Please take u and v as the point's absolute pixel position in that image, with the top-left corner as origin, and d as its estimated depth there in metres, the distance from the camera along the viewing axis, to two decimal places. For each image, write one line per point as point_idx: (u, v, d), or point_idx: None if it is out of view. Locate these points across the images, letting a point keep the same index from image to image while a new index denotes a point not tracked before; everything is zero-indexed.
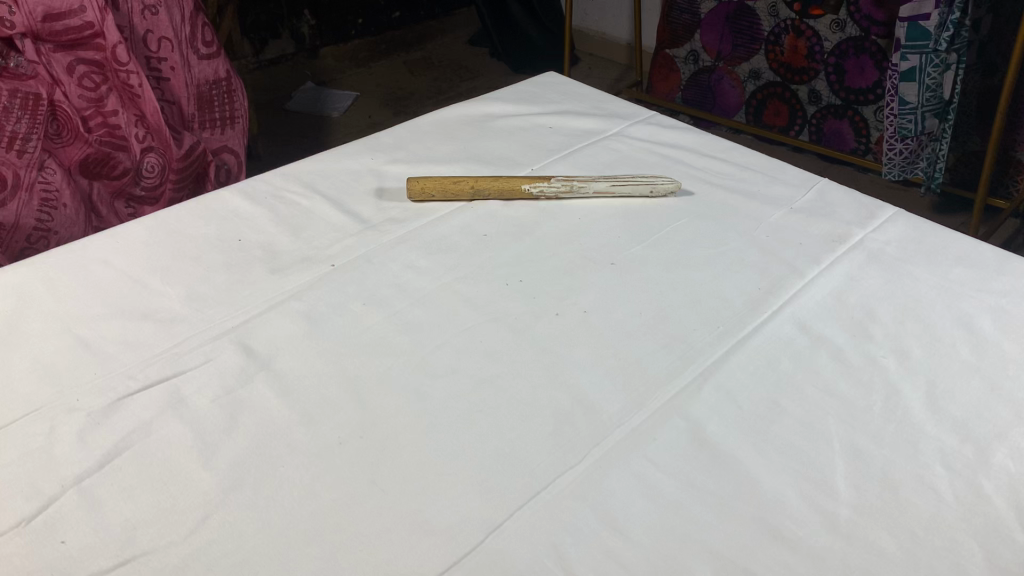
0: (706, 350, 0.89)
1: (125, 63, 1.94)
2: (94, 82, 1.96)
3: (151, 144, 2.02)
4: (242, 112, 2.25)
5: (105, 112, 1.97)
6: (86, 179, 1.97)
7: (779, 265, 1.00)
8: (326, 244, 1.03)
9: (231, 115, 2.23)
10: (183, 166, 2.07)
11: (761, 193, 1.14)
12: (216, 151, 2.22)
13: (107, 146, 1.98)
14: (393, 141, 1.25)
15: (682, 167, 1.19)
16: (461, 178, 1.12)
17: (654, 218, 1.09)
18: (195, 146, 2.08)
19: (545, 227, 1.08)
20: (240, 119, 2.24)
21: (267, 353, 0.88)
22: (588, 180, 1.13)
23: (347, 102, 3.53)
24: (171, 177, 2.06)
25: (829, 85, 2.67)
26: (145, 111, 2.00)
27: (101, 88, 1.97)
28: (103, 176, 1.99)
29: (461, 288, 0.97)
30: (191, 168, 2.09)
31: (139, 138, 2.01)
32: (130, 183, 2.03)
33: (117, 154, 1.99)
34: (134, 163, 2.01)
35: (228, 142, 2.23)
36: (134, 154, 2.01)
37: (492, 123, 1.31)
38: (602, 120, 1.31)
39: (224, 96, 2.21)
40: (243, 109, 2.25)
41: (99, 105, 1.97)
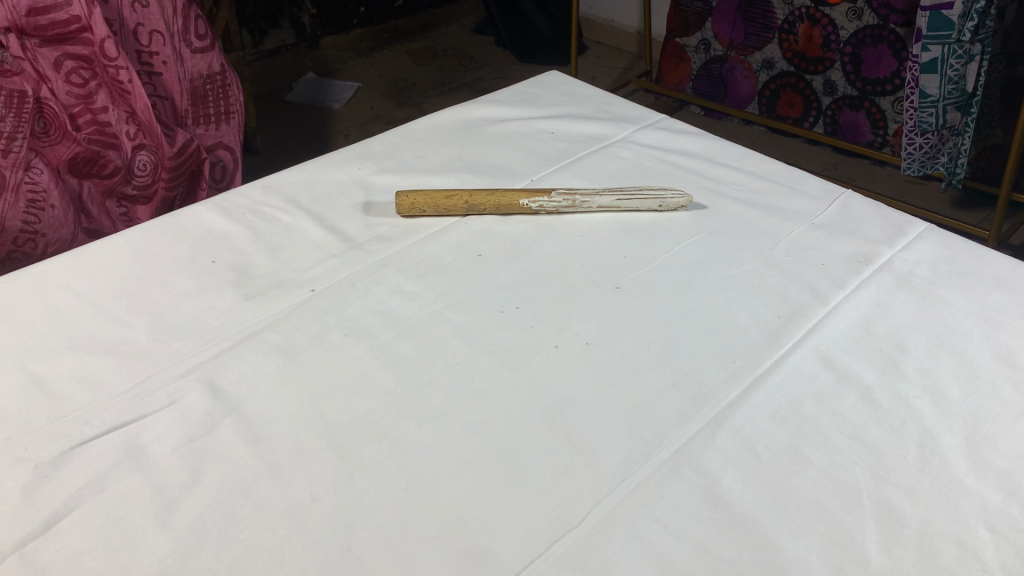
0: (720, 389, 0.80)
1: (114, 59, 1.86)
2: (82, 77, 1.87)
3: (143, 141, 1.96)
4: (238, 107, 2.17)
5: (94, 109, 1.89)
6: (75, 178, 1.90)
7: (799, 289, 0.92)
8: (307, 266, 0.95)
9: (226, 110, 2.15)
10: (176, 164, 1.99)
11: (779, 206, 1.05)
12: (211, 147, 2.14)
13: (97, 144, 1.91)
14: (383, 147, 1.17)
15: (693, 176, 1.11)
16: (453, 192, 1.04)
17: (663, 235, 1.01)
18: (188, 144, 2.01)
19: (545, 245, 1.00)
20: (236, 114, 2.17)
21: (237, 394, 0.80)
22: (592, 194, 1.04)
23: (349, 94, 3.44)
24: (164, 176, 1.99)
25: (845, 75, 2.57)
26: (136, 108, 1.92)
27: (90, 84, 1.88)
28: (93, 175, 1.92)
29: (452, 316, 0.89)
30: (186, 165, 2.02)
31: (130, 136, 1.93)
32: (121, 182, 1.96)
33: (106, 152, 1.92)
34: (125, 161, 1.94)
35: (223, 138, 2.15)
36: (125, 152, 1.94)
37: (490, 128, 1.22)
38: (608, 124, 1.22)
39: (219, 91, 2.13)
40: (238, 103, 2.17)
41: (88, 102, 1.88)
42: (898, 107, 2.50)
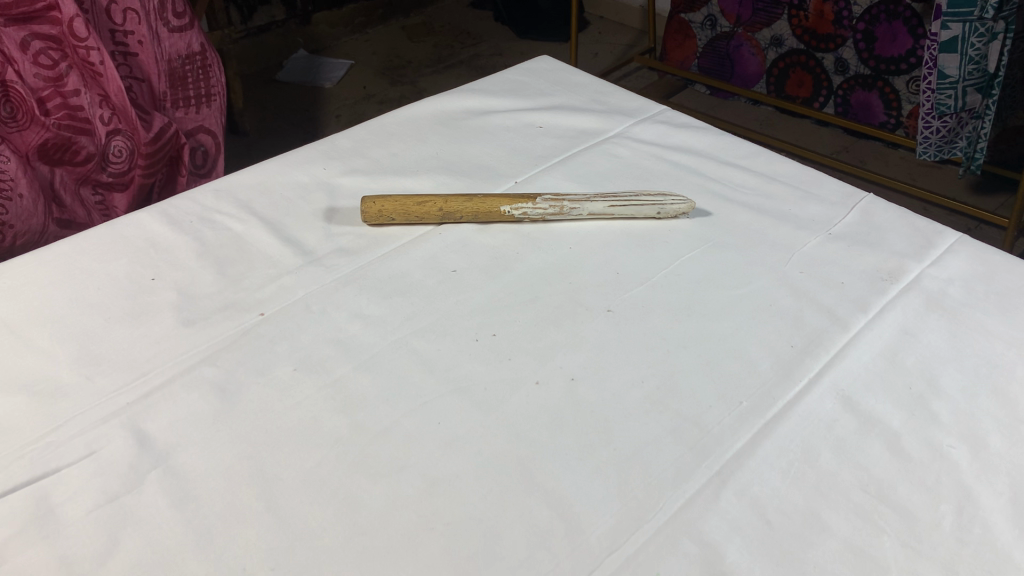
0: (724, 438, 0.69)
1: (84, 39, 1.73)
2: (51, 58, 1.75)
3: (118, 126, 1.83)
4: (219, 89, 2.04)
5: (65, 92, 1.77)
6: (45, 165, 1.78)
7: (815, 314, 0.81)
8: (257, 285, 0.85)
9: (207, 92, 2.02)
10: (154, 150, 1.85)
11: (791, 213, 0.94)
12: (191, 132, 2.02)
13: (68, 129, 1.78)
14: (351, 144, 1.06)
15: (696, 178, 0.99)
16: (426, 197, 0.93)
17: (661, 246, 0.90)
18: (165, 128, 1.88)
19: (529, 259, 0.89)
20: (218, 96, 2.04)
21: (166, 443, 0.69)
22: (582, 199, 0.93)
23: (341, 71, 3.31)
24: (140, 162, 1.85)
25: (857, 53, 2.43)
26: (109, 91, 1.80)
27: (60, 65, 1.76)
28: (66, 162, 1.80)
29: (420, 344, 0.78)
30: (164, 151, 1.88)
31: (104, 121, 1.81)
32: (95, 169, 1.83)
33: (78, 139, 1.79)
34: (99, 147, 1.82)
35: (204, 121, 2.03)
36: (98, 138, 1.81)
37: (472, 121, 1.10)
38: (602, 117, 1.10)
39: (199, 73, 2.00)
40: (220, 84, 2.04)
41: (58, 85, 1.76)
42: (913, 87, 2.37)
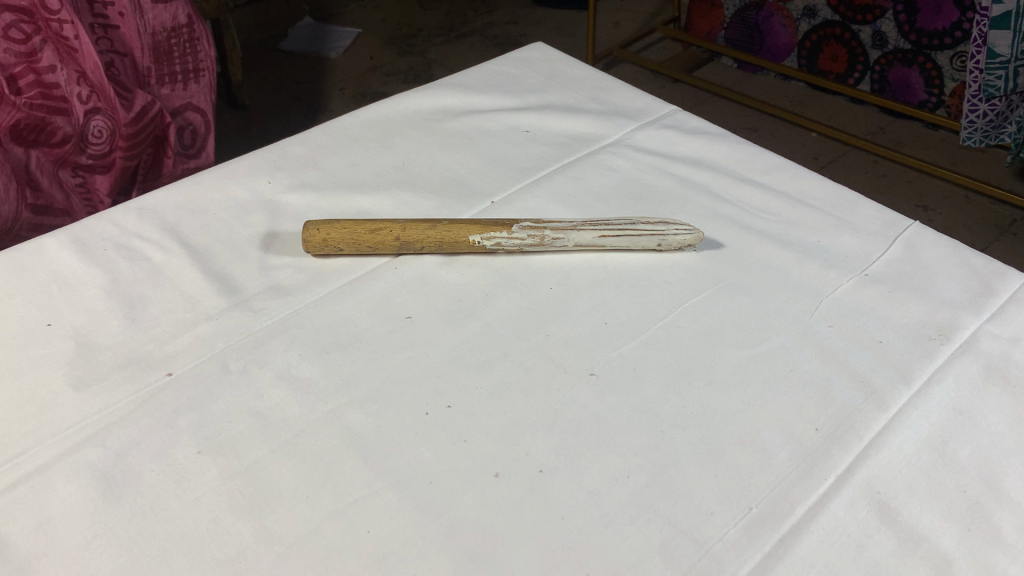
0: (727, 561, 0.54)
1: (57, 11, 1.48)
2: (23, 31, 1.49)
3: (98, 105, 1.59)
4: (208, 63, 1.80)
5: (39, 68, 1.52)
6: (18, 146, 1.52)
7: (845, 388, 0.66)
8: (169, 335, 0.70)
9: (195, 67, 1.78)
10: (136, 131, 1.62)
11: (819, 246, 0.78)
12: (177, 110, 1.78)
13: (41, 108, 1.52)
14: (304, 151, 0.91)
15: (706, 198, 0.84)
16: (381, 222, 0.78)
17: (660, 289, 0.74)
18: (148, 107, 1.65)
19: (500, 302, 0.74)
20: (207, 71, 1.80)
21: (29, 553, 0.56)
22: (567, 227, 0.78)
23: (348, 38, 3.09)
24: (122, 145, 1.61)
25: (897, 25, 2.23)
26: (86, 67, 1.55)
27: (33, 39, 1.51)
28: (41, 144, 1.55)
29: (356, 417, 0.64)
30: (146, 133, 1.66)
31: (83, 99, 1.57)
32: (73, 151, 1.59)
33: (54, 118, 1.54)
34: (77, 128, 1.58)
35: (192, 99, 1.79)
36: (76, 118, 1.57)
37: (448, 123, 0.95)
38: (599, 119, 0.94)
39: (187, 46, 1.75)
40: (208, 58, 1.80)
41: (31, 60, 1.51)
42: (957, 62, 2.17)
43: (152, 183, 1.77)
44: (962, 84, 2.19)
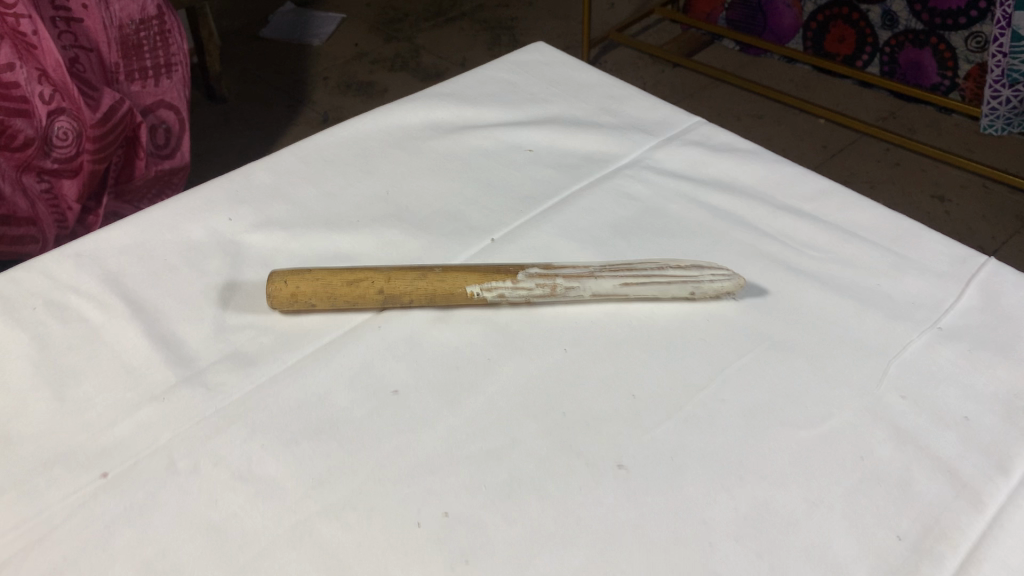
0: None
1: (10, 3, 1.27)
2: None
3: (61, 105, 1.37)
4: (181, 57, 1.57)
5: None
6: None
7: (927, 482, 0.54)
8: (106, 422, 0.58)
9: (167, 61, 1.55)
10: (103, 133, 1.40)
11: (879, 291, 0.66)
12: (148, 108, 1.55)
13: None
14: (272, 179, 0.78)
15: (742, 232, 0.72)
16: (361, 272, 0.66)
17: (696, 349, 0.62)
18: (117, 106, 1.42)
19: (506, 369, 0.61)
20: (180, 65, 1.57)
21: None
22: (583, 273, 0.66)
23: (332, 26, 2.75)
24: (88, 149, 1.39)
25: (908, 4, 2.10)
26: (46, 65, 1.33)
27: None
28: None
29: (331, 531, 0.52)
30: (116, 135, 1.43)
31: (44, 99, 1.35)
32: (36, 155, 1.37)
33: (12, 121, 1.33)
34: (38, 130, 1.36)
35: (165, 96, 1.56)
36: (37, 120, 1.36)
37: (438, 142, 0.83)
38: (614, 134, 0.82)
39: (157, 39, 1.53)
40: (181, 51, 1.57)
41: None
42: (973, 44, 2.05)
43: (124, 187, 1.53)
44: (977, 67, 2.07)
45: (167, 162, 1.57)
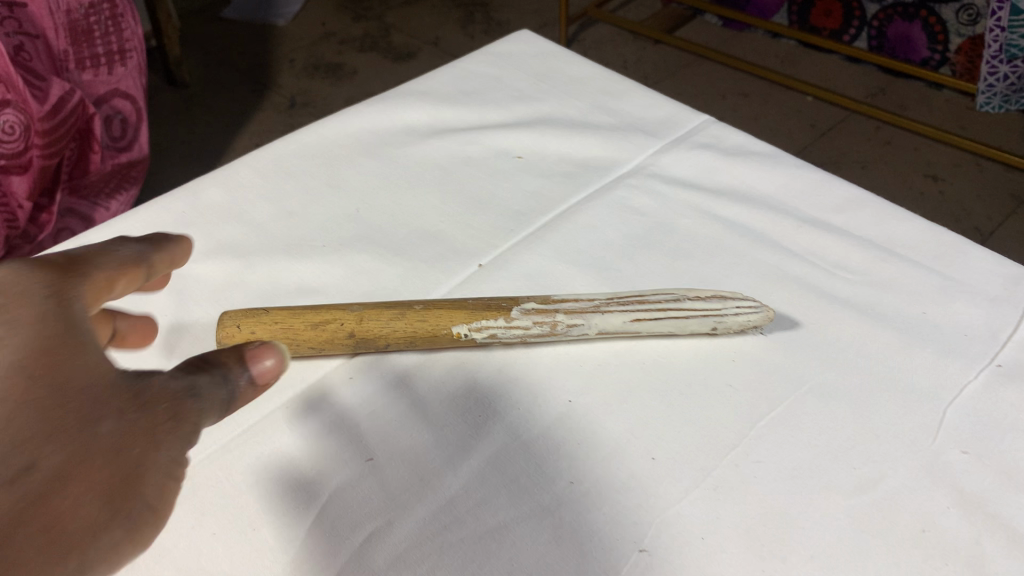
0: None
1: None
2: None
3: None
4: (135, 42, 1.36)
5: None
6: None
7: (1003, 561, 0.46)
8: None
9: (121, 47, 1.32)
10: (54, 125, 1.16)
11: (926, 321, 0.58)
12: (100, 99, 1.31)
13: None
14: (224, 196, 0.68)
15: (765, 250, 0.63)
16: (328, 311, 0.56)
17: (722, 397, 0.54)
18: (67, 98, 1.19)
19: (499, 432, 0.52)
20: (134, 52, 1.36)
21: None
22: (587, 307, 0.57)
23: (296, 4, 2.60)
24: (37, 143, 1.15)
25: None
26: None
27: None
28: None
29: None
30: (68, 129, 1.19)
31: None
32: None
33: None
34: None
35: (120, 85, 1.34)
36: None
37: (414, 148, 0.73)
38: (613, 137, 0.73)
39: (109, 24, 1.30)
40: (135, 37, 1.36)
41: None
42: (965, 17, 1.87)
43: (79, 185, 1.28)
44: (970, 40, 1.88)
45: (124, 155, 1.34)
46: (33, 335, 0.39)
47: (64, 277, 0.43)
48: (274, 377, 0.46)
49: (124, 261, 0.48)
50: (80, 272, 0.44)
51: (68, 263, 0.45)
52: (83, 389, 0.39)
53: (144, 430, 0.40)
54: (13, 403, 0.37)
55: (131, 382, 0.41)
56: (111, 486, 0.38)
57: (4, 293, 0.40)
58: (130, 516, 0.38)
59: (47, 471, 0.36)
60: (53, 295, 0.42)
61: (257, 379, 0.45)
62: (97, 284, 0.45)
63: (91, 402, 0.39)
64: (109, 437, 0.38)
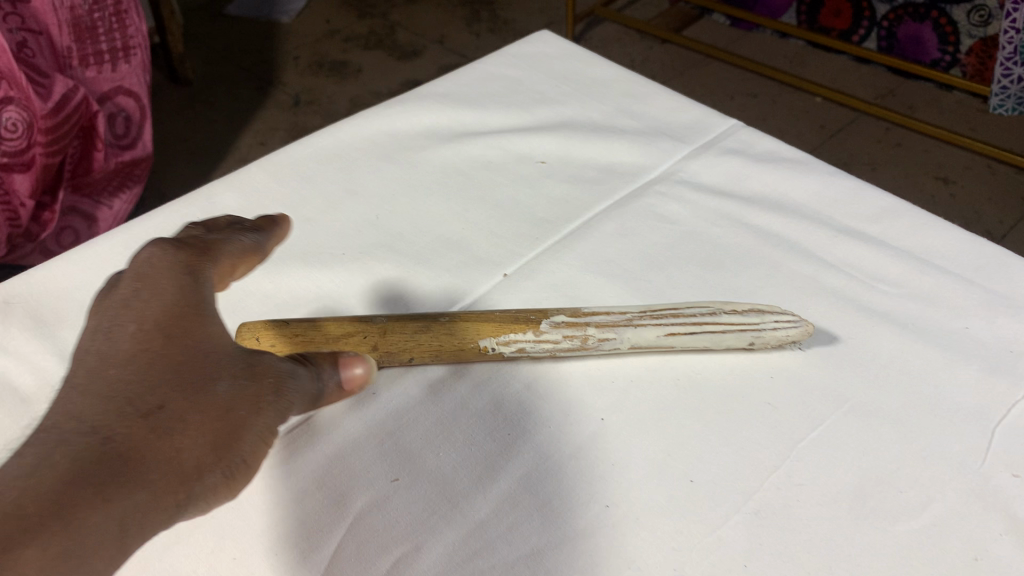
0: None
1: None
2: None
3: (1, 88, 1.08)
4: (140, 39, 1.32)
5: None
6: None
7: None
8: None
9: (125, 43, 1.29)
10: (58, 122, 1.14)
11: (970, 336, 0.55)
12: (103, 97, 1.28)
13: None
14: (239, 201, 0.66)
15: (800, 261, 0.61)
16: (353, 324, 0.54)
17: (762, 415, 0.52)
18: (71, 95, 1.16)
19: (529, 453, 0.50)
20: (139, 48, 1.31)
21: None
22: (619, 321, 0.54)
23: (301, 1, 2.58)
24: (39, 140, 1.12)
25: None
26: None
27: None
28: None
29: None
30: (71, 125, 1.17)
31: None
32: None
33: None
34: None
35: (123, 81, 1.30)
36: None
37: (433, 151, 0.71)
38: (639, 142, 0.71)
39: (114, 21, 1.27)
40: (140, 33, 1.32)
41: None
42: (976, 18, 1.79)
43: (81, 183, 1.26)
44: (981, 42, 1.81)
45: (127, 153, 1.32)
46: (162, 301, 0.43)
47: (196, 258, 0.47)
48: (363, 383, 0.46)
49: (245, 247, 0.50)
50: (210, 256, 0.47)
51: (199, 245, 0.48)
52: (203, 352, 0.42)
53: (254, 399, 0.42)
54: (145, 357, 0.41)
55: (242, 352, 0.44)
56: (210, 443, 0.40)
57: (151, 266, 0.45)
58: (229, 466, 0.40)
59: (159, 420, 0.40)
60: (190, 272, 0.45)
61: (344, 383, 0.45)
62: (222, 268, 0.48)
63: (210, 366, 0.42)
64: (223, 397, 0.41)
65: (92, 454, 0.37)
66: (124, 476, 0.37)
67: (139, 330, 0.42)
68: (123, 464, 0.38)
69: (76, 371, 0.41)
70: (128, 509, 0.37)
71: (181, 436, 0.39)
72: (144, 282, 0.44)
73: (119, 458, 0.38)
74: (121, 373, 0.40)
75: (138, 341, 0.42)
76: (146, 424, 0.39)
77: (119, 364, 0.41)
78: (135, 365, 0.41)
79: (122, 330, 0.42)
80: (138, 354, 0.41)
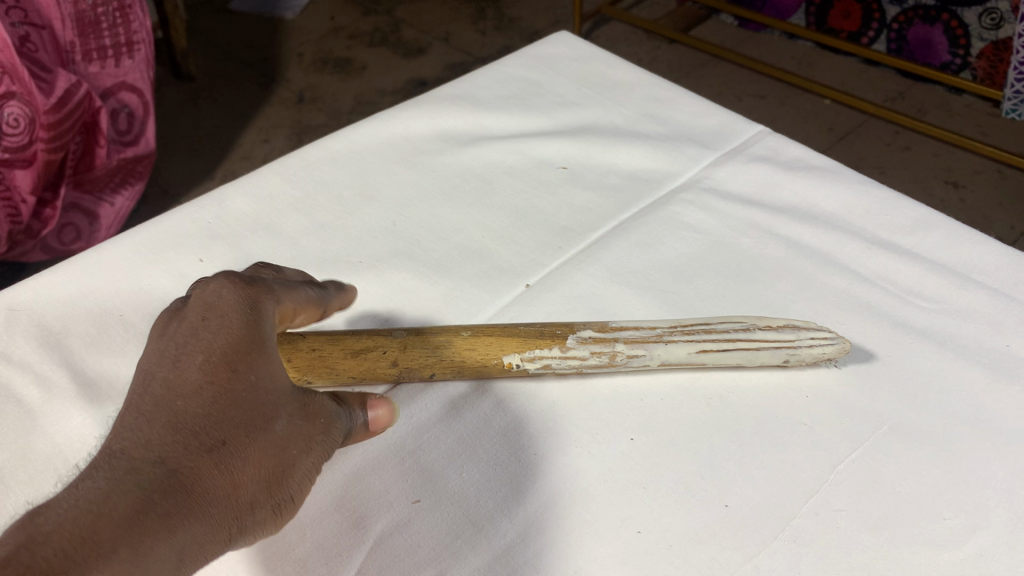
0: None
1: None
2: None
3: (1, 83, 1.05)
4: (144, 34, 1.29)
5: None
6: None
7: None
8: None
9: (128, 39, 1.27)
10: (61, 117, 1.11)
11: (1011, 355, 0.53)
12: (106, 93, 1.26)
13: None
14: (252, 206, 0.64)
15: (832, 275, 0.59)
16: (369, 337, 0.52)
17: (798, 436, 0.50)
18: (74, 90, 1.13)
19: (557, 474, 0.48)
20: (143, 43, 1.29)
21: None
22: (649, 337, 0.52)
23: None
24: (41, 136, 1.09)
25: None
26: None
27: None
28: None
29: None
30: (74, 121, 1.14)
31: None
32: None
33: None
34: None
35: (127, 78, 1.28)
36: None
37: (451, 156, 0.69)
38: (664, 149, 0.68)
39: (118, 15, 1.24)
40: (144, 28, 1.29)
41: None
42: (987, 21, 1.75)
43: (83, 180, 1.23)
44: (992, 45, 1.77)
45: (130, 150, 1.29)
46: (230, 332, 0.41)
47: (261, 295, 0.44)
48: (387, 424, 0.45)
49: (309, 299, 0.47)
50: (272, 295, 0.44)
51: (264, 283, 0.45)
52: (265, 387, 0.41)
53: (307, 435, 0.41)
54: (208, 390, 0.39)
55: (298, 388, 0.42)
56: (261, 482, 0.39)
57: (213, 302, 0.42)
58: (277, 502, 0.40)
59: (222, 453, 0.39)
60: (251, 306, 0.43)
61: (372, 422, 0.44)
62: (283, 310, 0.45)
63: (270, 401, 0.41)
64: (282, 434, 0.40)
65: (159, 490, 0.36)
66: (187, 509, 0.37)
67: (205, 362, 0.40)
68: (187, 498, 0.37)
69: (140, 396, 0.39)
70: (188, 540, 0.36)
71: (239, 472, 0.39)
72: (208, 315, 0.42)
73: (182, 492, 0.37)
74: (187, 404, 0.39)
75: (206, 373, 0.40)
76: (211, 458, 0.38)
77: (187, 395, 0.39)
78: (203, 398, 0.39)
79: (189, 361, 0.40)
80: (203, 387, 0.39)
